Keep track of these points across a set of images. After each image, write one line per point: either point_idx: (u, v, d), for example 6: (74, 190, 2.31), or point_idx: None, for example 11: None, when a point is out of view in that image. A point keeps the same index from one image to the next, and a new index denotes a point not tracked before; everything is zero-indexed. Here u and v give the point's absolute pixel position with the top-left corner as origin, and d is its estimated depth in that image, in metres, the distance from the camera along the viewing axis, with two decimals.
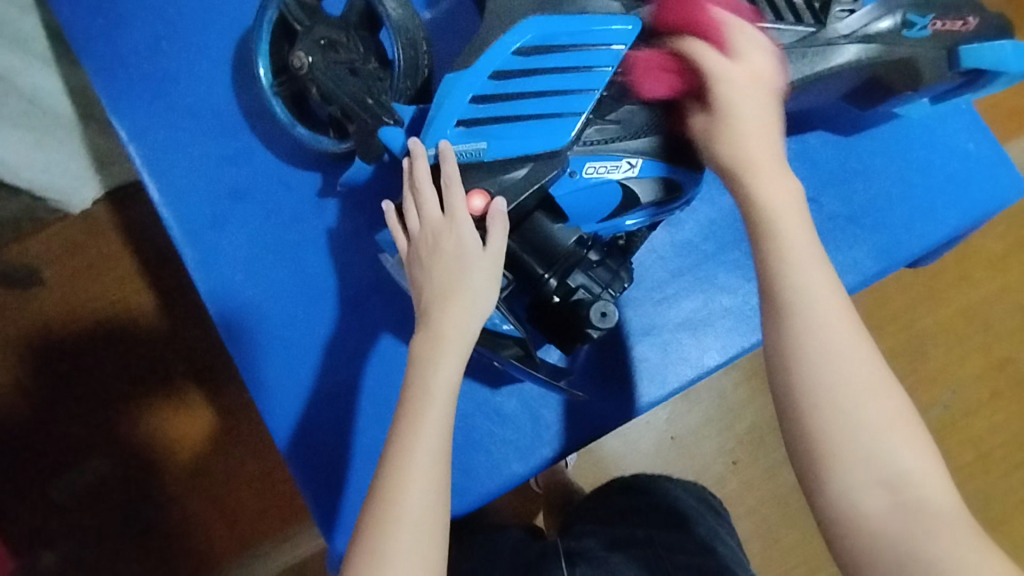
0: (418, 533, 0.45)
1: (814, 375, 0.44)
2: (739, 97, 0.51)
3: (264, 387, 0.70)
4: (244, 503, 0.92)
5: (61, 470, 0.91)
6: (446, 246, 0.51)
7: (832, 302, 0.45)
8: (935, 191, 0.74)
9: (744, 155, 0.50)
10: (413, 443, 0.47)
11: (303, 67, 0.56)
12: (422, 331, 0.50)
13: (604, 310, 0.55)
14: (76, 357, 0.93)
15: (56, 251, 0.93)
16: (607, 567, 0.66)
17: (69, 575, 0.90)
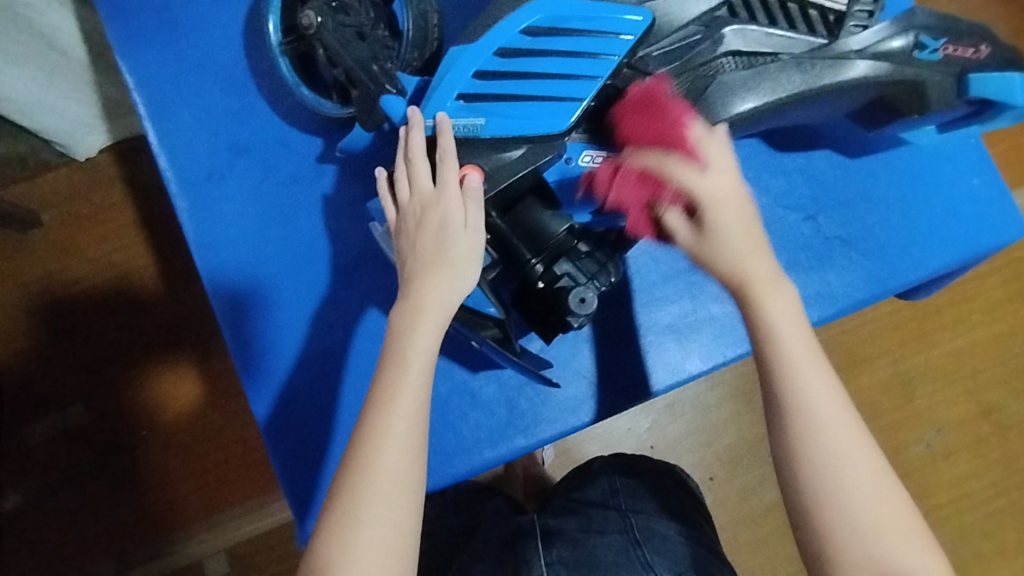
0: (392, 497, 0.45)
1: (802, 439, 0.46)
2: (719, 207, 0.49)
3: (248, 347, 0.71)
4: (216, 464, 1.02)
5: (46, 412, 1.02)
6: (432, 219, 0.49)
7: (818, 375, 0.47)
8: (930, 222, 0.75)
9: (737, 257, 0.49)
10: (388, 410, 0.46)
11: (311, 27, 0.56)
12: (403, 303, 0.49)
13: (582, 296, 0.53)
14: (73, 309, 1.03)
15: (57, 199, 1.04)
16: (585, 547, 0.64)
17: (47, 508, 1.01)
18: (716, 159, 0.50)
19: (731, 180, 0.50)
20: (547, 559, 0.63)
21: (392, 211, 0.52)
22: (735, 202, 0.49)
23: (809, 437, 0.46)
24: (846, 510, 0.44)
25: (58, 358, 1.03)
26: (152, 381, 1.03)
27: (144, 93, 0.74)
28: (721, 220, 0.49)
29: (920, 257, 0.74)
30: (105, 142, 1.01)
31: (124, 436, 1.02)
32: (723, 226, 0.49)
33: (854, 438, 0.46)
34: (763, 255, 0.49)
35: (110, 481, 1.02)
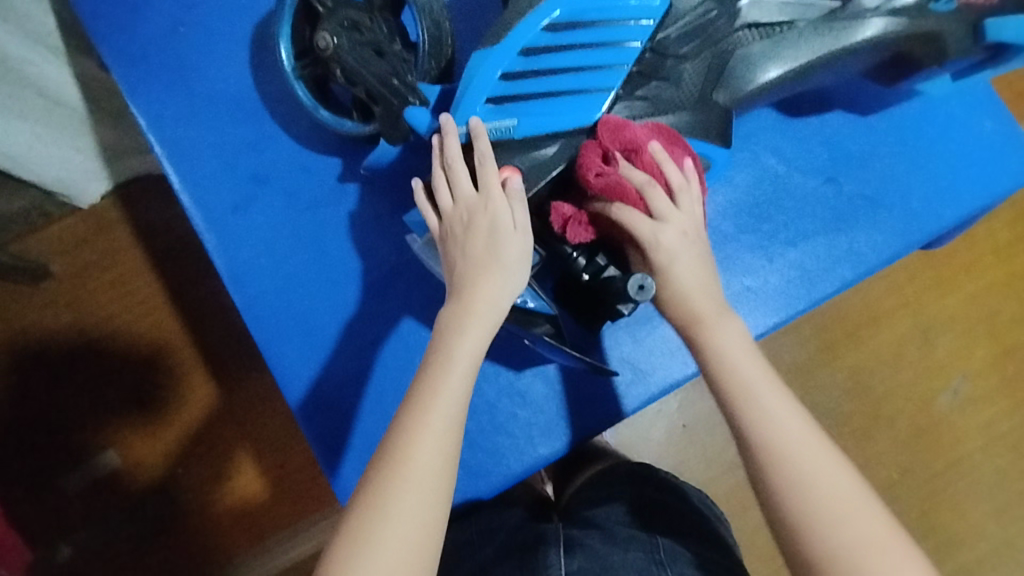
0: (424, 491, 0.45)
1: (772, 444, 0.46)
2: (659, 253, 0.50)
3: (285, 370, 0.71)
4: (255, 495, 1.02)
5: (80, 462, 1.02)
6: (481, 223, 0.49)
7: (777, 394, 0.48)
8: (948, 172, 0.76)
9: (684, 300, 0.50)
10: (429, 405, 0.46)
11: (328, 48, 0.56)
12: (452, 305, 0.49)
13: (641, 284, 0.50)
14: (95, 355, 1.03)
15: (67, 249, 1.04)
16: (606, 564, 0.61)
17: (91, 559, 1.01)
18: (666, 209, 0.49)
19: (683, 229, 0.50)
20: (568, 568, 0.61)
21: (434, 217, 0.52)
22: (684, 241, 0.50)
23: (802, 507, 0.44)
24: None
25: (88, 405, 1.03)
26: (183, 417, 1.03)
27: (158, 131, 0.74)
28: (666, 263, 0.50)
29: (943, 207, 0.75)
30: (108, 187, 1.01)
31: (160, 475, 1.02)
32: (672, 269, 0.50)
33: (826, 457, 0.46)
34: (716, 303, 0.50)
35: (152, 520, 1.02)
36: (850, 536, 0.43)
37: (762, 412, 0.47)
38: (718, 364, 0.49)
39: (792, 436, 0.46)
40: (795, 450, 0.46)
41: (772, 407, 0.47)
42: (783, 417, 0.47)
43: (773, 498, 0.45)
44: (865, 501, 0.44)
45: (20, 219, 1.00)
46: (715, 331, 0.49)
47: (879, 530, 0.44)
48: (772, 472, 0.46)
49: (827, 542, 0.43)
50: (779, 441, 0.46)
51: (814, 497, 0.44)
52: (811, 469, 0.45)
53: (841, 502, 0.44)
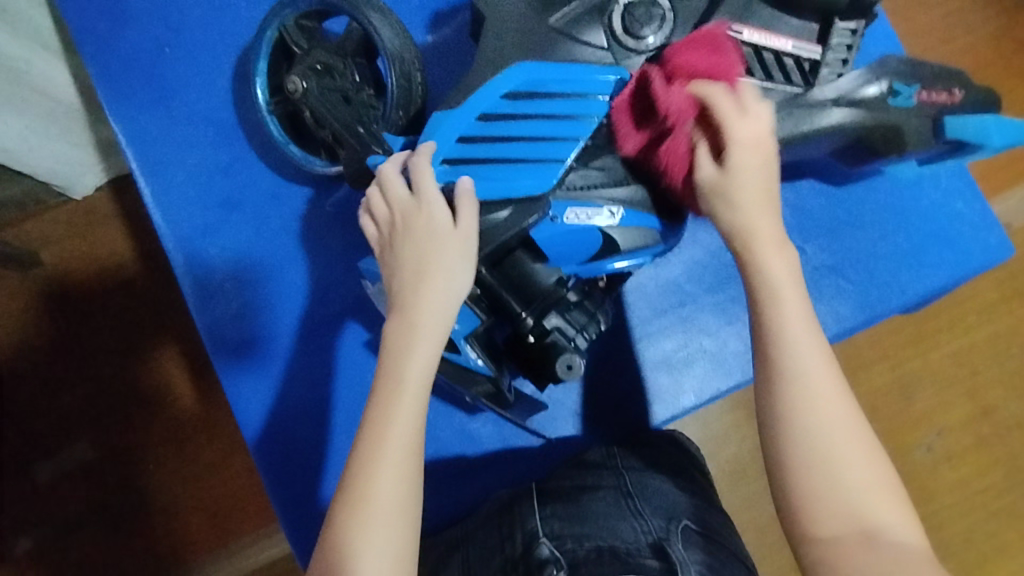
0: (390, 522, 0.46)
1: (795, 383, 0.47)
2: (744, 148, 0.48)
3: (237, 385, 0.72)
4: (219, 498, 1.02)
5: (50, 453, 1.02)
6: (418, 226, 0.50)
7: (810, 338, 0.48)
8: (915, 246, 0.76)
9: (737, 220, 0.49)
10: (385, 434, 0.47)
11: (297, 91, 0.58)
12: (395, 325, 0.50)
13: (570, 362, 0.54)
14: (70, 349, 1.03)
15: (48, 240, 1.03)
16: (579, 502, 0.61)
17: (54, 550, 1.02)
18: (755, 104, 0.50)
19: (763, 128, 0.49)
20: (541, 514, 0.60)
21: (371, 225, 0.53)
22: (763, 151, 0.49)
23: (807, 441, 0.46)
24: (843, 512, 0.45)
25: (66, 398, 1.03)
26: (153, 416, 1.03)
27: (136, 149, 0.75)
28: (747, 164, 0.49)
29: (909, 281, 0.75)
30: (101, 180, 1.00)
31: (132, 472, 1.02)
32: (744, 177, 0.49)
33: (843, 407, 0.47)
34: (778, 232, 0.49)
35: (122, 514, 1.02)
36: (846, 474, 0.46)
37: (798, 351, 0.47)
38: (767, 297, 0.48)
39: (816, 384, 0.47)
40: (815, 394, 0.47)
41: (808, 348, 0.48)
42: (816, 360, 0.47)
43: (784, 428, 0.47)
44: (868, 448, 0.47)
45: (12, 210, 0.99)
46: (770, 262, 0.49)
47: (876, 477, 0.46)
48: (785, 398, 0.47)
49: (821, 474, 0.46)
50: (806, 380, 0.47)
51: (816, 434, 0.46)
52: (830, 411, 0.47)
53: (848, 445, 0.46)
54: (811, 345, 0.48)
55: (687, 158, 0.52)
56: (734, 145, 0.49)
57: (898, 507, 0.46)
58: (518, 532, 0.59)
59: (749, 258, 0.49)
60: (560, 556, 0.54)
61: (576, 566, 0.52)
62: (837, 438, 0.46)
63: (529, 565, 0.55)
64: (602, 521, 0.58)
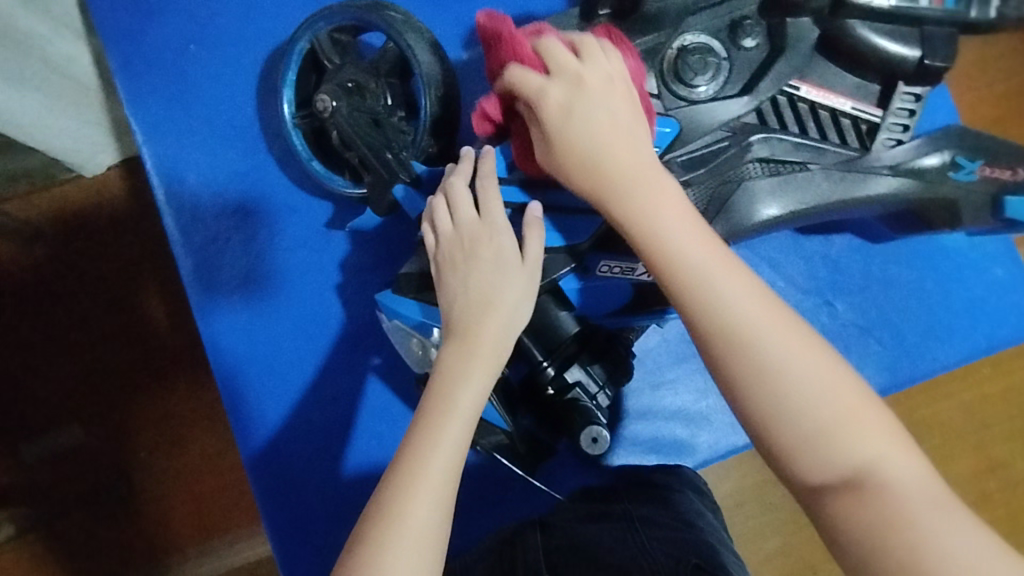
0: (421, 556, 0.42)
1: (731, 331, 0.41)
2: (572, 116, 0.46)
3: (212, 311, 0.71)
4: (213, 494, 0.94)
5: (35, 436, 0.95)
6: (486, 254, 0.49)
7: (732, 273, 0.43)
8: (950, 312, 0.73)
9: (593, 159, 0.45)
10: (426, 457, 0.43)
11: (326, 111, 0.55)
12: (453, 345, 0.47)
13: (595, 434, 0.54)
14: (66, 327, 0.96)
15: (53, 213, 0.96)
16: (580, 536, 0.58)
17: (31, 541, 0.94)
18: (560, 64, 0.47)
19: (587, 81, 0.47)
20: (545, 546, 0.57)
21: (432, 238, 0.51)
22: (603, 111, 0.46)
23: (765, 394, 0.41)
24: (826, 457, 0.40)
25: (56, 378, 0.96)
26: (149, 405, 0.95)
27: (152, 147, 0.72)
28: (574, 132, 0.46)
29: (942, 348, 0.72)
30: (115, 160, 0.95)
31: (122, 462, 0.95)
32: (581, 144, 0.46)
33: (793, 338, 0.41)
34: (641, 169, 0.45)
35: (107, 505, 0.94)
36: (808, 417, 0.40)
37: (710, 295, 0.42)
38: (654, 245, 0.44)
39: (756, 319, 0.41)
40: (755, 337, 0.41)
41: (722, 287, 0.42)
42: (738, 298, 0.42)
43: (729, 388, 0.42)
44: (832, 375, 0.41)
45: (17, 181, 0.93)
46: (645, 208, 0.44)
47: (847, 408, 0.40)
48: (725, 358, 0.41)
49: (787, 422, 0.40)
50: (736, 325, 0.41)
51: (774, 382, 0.40)
52: (774, 351, 0.41)
53: (803, 380, 0.40)
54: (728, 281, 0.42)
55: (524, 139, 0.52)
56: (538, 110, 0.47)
57: (878, 430, 0.40)
58: (520, 558, 0.56)
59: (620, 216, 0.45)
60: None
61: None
62: (790, 380, 0.40)
63: None
64: (604, 558, 0.54)
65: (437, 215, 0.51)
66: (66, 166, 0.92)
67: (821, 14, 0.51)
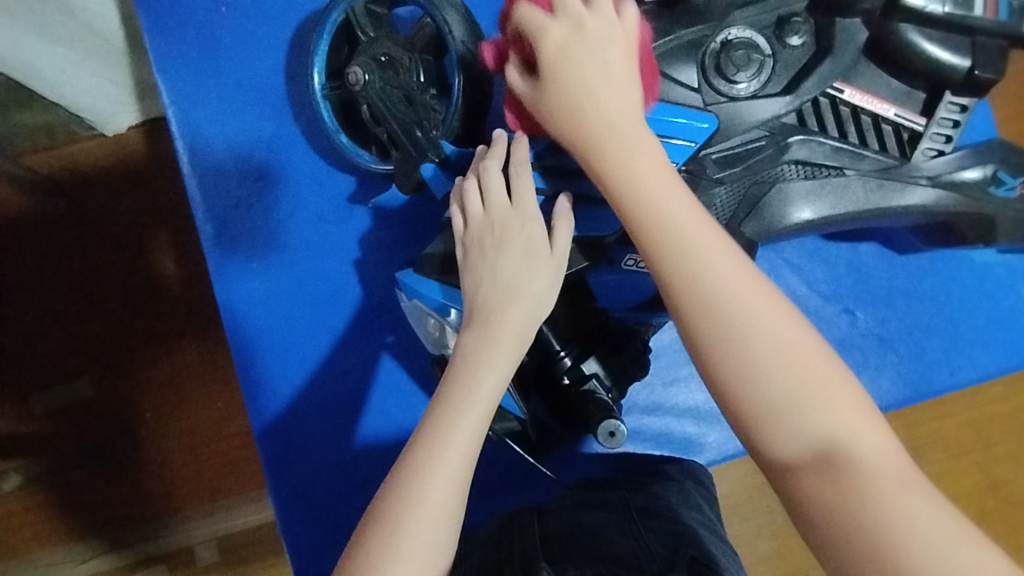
0: (433, 537, 0.42)
1: (701, 292, 0.39)
2: (565, 58, 0.44)
3: (229, 274, 0.71)
4: (216, 457, 0.95)
5: (46, 387, 0.96)
6: (516, 242, 0.48)
7: (707, 234, 0.40)
8: (972, 329, 0.72)
9: (582, 109, 0.43)
10: (445, 441, 0.43)
11: (358, 84, 0.54)
12: (477, 331, 0.46)
13: (612, 429, 0.52)
14: (81, 282, 0.97)
15: (74, 168, 0.96)
16: (578, 522, 0.57)
17: (37, 489, 0.96)
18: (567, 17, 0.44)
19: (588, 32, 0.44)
20: (542, 532, 0.55)
21: (460, 221, 0.51)
22: (584, 54, 0.43)
23: (733, 360, 0.38)
24: (793, 430, 0.37)
25: (70, 332, 0.96)
26: (158, 365, 0.95)
27: (179, 109, 0.72)
28: (562, 73, 0.44)
29: (960, 364, 0.71)
30: (137, 119, 0.94)
31: (130, 419, 0.95)
32: (566, 83, 0.44)
33: (766, 306, 0.39)
34: (626, 119, 0.43)
35: (112, 459, 0.95)
36: (779, 384, 0.37)
37: (685, 248, 0.40)
38: (631, 195, 0.41)
39: (726, 281, 0.39)
40: (725, 298, 0.39)
41: (696, 242, 0.40)
42: (711, 254, 0.39)
43: (696, 347, 0.39)
44: (812, 354, 0.38)
45: (40, 133, 0.93)
46: (625, 158, 0.42)
47: (822, 384, 0.37)
48: (694, 320, 0.39)
49: (752, 385, 0.38)
50: (709, 283, 0.39)
51: (741, 347, 0.38)
52: (745, 310, 0.38)
53: (779, 349, 0.38)
54: (702, 236, 0.40)
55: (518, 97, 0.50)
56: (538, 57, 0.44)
57: (850, 405, 0.37)
58: (516, 545, 0.54)
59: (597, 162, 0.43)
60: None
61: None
62: (763, 342, 0.38)
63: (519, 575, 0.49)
64: (600, 543, 0.53)
65: (468, 198, 0.50)
66: (89, 123, 0.92)
67: (872, 15, 0.50)
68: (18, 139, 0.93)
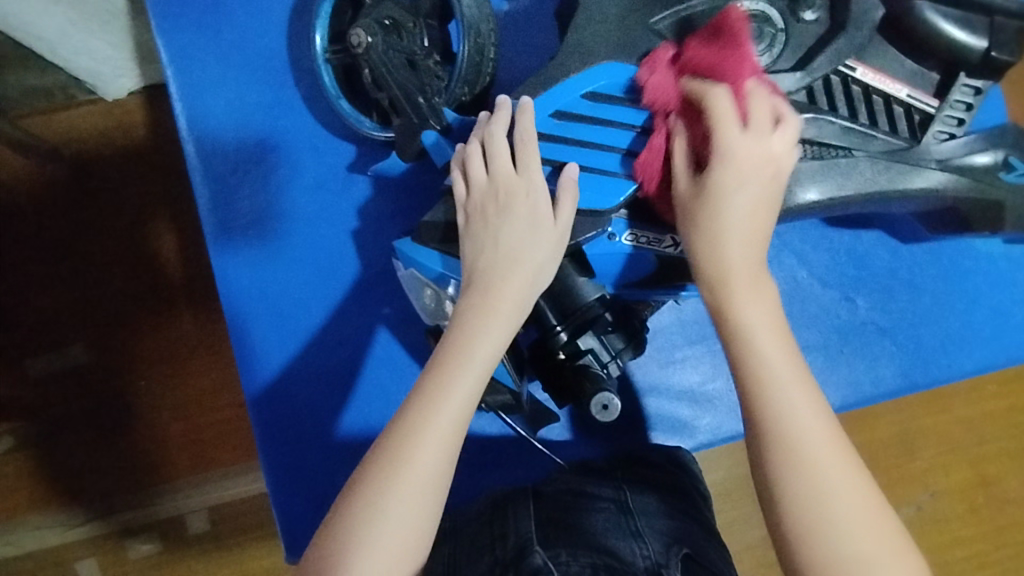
0: (421, 500, 0.43)
1: (786, 435, 0.42)
2: (731, 166, 0.46)
3: (225, 239, 0.70)
4: (209, 427, 0.94)
5: (41, 351, 0.96)
6: (518, 210, 0.48)
7: (800, 390, 0.43)
8: (973, 321, 0.71)
9: (716, 240, 0.46)
10: (436, 406, 0.44)
11: (360, 47, 0.53)
12: (473, 299, 0.46)
13: (606, 402, 0.52)
14: (78, 247, 0.96)
15: (71, 132, 0.95)
16: (574, 510, 0.56)
17: (30, 452, 0.96)
18: (744, 138, 0.47)
19: (756, 151, 0.47)
20: (536, 518, 0.54)
21: (462, 188, 0.50)
22: (752, 174, 0.46)
23: (805, 508, 0.41)
24: None
25: (64, 298, 0.96)
26: (153, 333, 0.95)
27: (178, 70, 0.71)
28: (727, 186, 0.46)
29: (956, 356, 0.70)
30: (136, 84, 0.92)
31: (124, 385, 0.95)
32: (723, 200, 0.46)
33: (840, 465, 0.42)
34: (754, 272, 0.46)
35: (105, 425, 0.95)
36: (850, 541, 0.41)
37: (781, 407, 0.43)
38: (744, 348, 0.44)
39: (809, 438, 0.42)
40: (805, 450, 0.42)
41: (794, 404, 0.43)
42: (801, 419, 0.43)
43: (769, 490, 0.43)
44: (876, 512, 0.41)
45: (38, 95, 0.92)
46: (745, 309, 0.45)
47: (877, 541, 0.41)
48: (776, 461, 0.42)
49: (826, 542, 0.41)
50: (794, 439, 0.42)
51: (816, 500, 0.41)
52: (823, 472, 0.42)
53: (847, 506, 0.41)
54: (800, 399, 0.43)
55: (659, 173, 0.51)
56: (713, 167, 0.46)
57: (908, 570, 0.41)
58: (511, 535, 0.53)
59: (717, 303, 0.46)
60: (553, 567, 0.49)
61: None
62: (834, 506, 0.41)
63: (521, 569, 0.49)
64: (594, 535, 0.53)
65: (471, 164, 0.50)
66: (87, 86, 0.90)
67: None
68: (15, 100, 0.91)
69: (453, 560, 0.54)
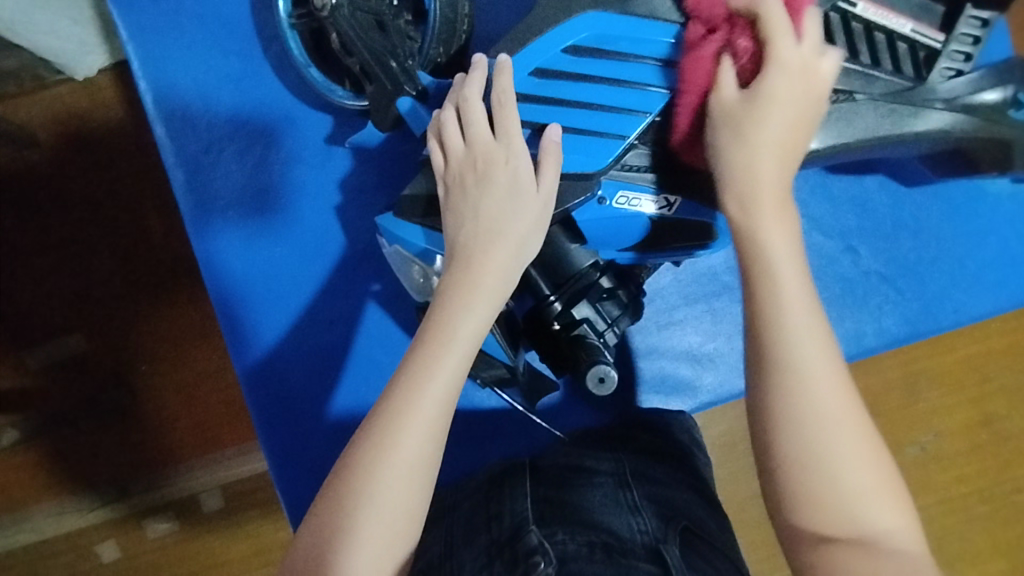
0: (409, 485, 0.42)
1: (789, 351, 0.42)
2: (787, 73, 0.44)
3: (206, 222, 0.67)
4: (213, 408, 0.93)
5: (39, 341, 0.94)
6: (499, 179, 0.46)
7: (803, 311, 0.42)
8: (979, 264, 0.69)
9: (764, 147, 0.44)
10: (420, 390, 0.42)
11: (324, 8, 0.49)
12: (456, 275, 0.44)
13: (603, 375, 0.50)
14: (65, 232, 0.93)
15: (45, 114, 0.91)
16: (573, 486, 0.56)
17: (40, 440, 0.95)
18: (790, 50, 0.44)
19: (807, 67, 0.45)
20: (532, 495, 0.54)
21: (440, 158, 0.48)
22: (806, 87, 0.44)
23: (804, 435, 0.41)
24: (838, 509, 0.40)
25: (53, 286, 0.94)
26: (148, 318, 0.93)
27: (139, 45, 0.67)
28: (777, 93, 0.44)
29: (960, 302, 0.69)
30: (107, 61, 0.88)
31: (124, 370, 0.94)
32: (771, 111, 0.44)
33: (837, 390, 0.41)
34: (784, 192, 0.44)
35: (111, 410, 0.95)
36: (847, 471, 0.40)
37: (781, 320, 0.42)
38: (760, 261, 0.43)
39: (807, 364, 0.41)
40: (804, 371, 0.41)
41: (796, 329, 0.42)
42: (820, 375, 0.41)
43: (769, 419, 0.42)
44: (867, 442, 0.41)
45: (6, 78, 0.88)
46: (767, 229, 0.43)
47: (869, 469, 0.41)
48: (780, 386, 0.41)
49: (807, 473, 0.41)
50: (797, 361, 0.41)
51: (815, 427, 0.41)
52: (819, 396, 0.41)
53: (845, 434, 0.41)
54: (805, 332, 0.42)
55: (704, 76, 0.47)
56: (770, 68, 0.44)
57: (896, 506, 0.40)
58: (507, 515, 0.52)
59: (743, 221, 0.44)
60: (549, 548, 0.47)
61: (565, 563, 0.45)
62: (826, 437, 0.41)
63: (515, 552, 0.47)
64: (589, 515, 0.51)
65: (447, 133, 0.47)
66: (56, 66, 0.86)
67: None
68: None
69: (451, 540, 0.53)
